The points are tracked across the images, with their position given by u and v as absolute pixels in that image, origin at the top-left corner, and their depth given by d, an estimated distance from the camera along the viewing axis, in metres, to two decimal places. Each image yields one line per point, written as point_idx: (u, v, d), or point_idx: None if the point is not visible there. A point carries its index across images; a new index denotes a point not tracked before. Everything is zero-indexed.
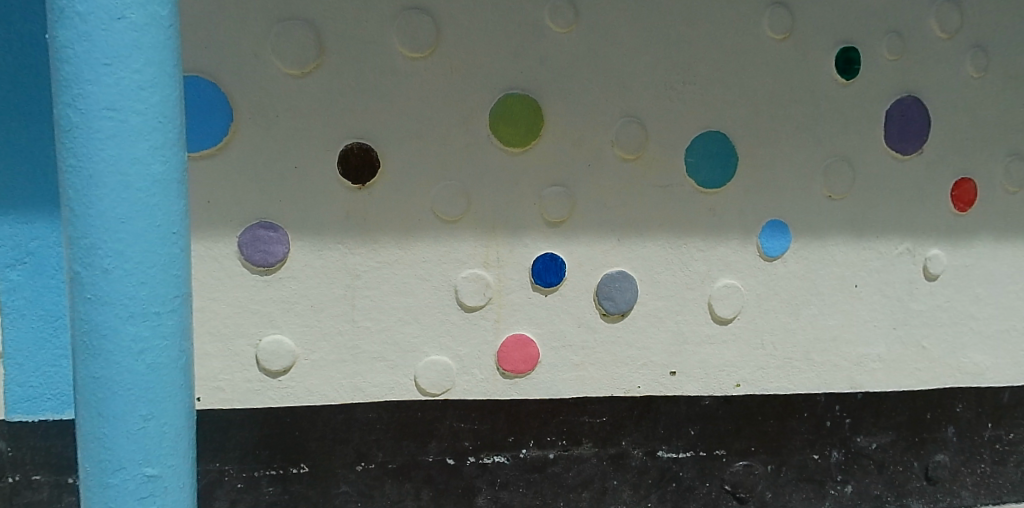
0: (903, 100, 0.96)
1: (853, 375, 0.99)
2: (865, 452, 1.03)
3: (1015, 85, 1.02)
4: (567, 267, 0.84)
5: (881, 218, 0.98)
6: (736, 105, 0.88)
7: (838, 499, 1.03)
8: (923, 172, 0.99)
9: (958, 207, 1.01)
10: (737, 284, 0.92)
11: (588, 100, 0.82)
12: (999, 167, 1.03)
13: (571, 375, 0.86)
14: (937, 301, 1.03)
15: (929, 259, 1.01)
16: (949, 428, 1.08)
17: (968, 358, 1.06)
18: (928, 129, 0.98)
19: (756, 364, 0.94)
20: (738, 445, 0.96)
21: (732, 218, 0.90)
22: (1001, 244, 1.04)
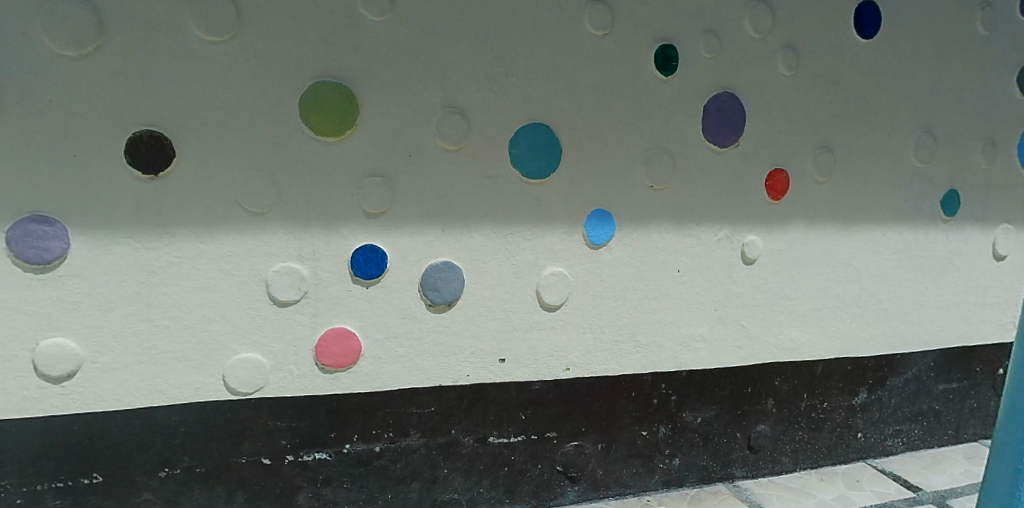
0: (720, 96, 1.02)
1: (677, 355, 1.05)
2: (690, 426, 1.09)
3: (822, 83, 1.10)
4: (389, 258, 0.84)
5: (700, 206, 1.03)
6: (556, 97, 0.91)
7: (666, 471, 1.08)
8: (739, 162, 1.05)
9: (772, 196, 1.08)
10: (564, 272, 0.95)
11: (405, 88, 0.82)
12: (808, 158, 1.11)
13: (396, 367, 0.86)
14: (756, 284, 1.09)
15: (746, 245, 1.07)
16: (768, 400, 1.14)
17: (785, 335, 1.13)
18: (744, 123, 1.05)
19: (585, 348, 0.98)
20: (568, 427, 0.99)
21: (557, 207, 0.93)
22: (812, 229, 1.12)
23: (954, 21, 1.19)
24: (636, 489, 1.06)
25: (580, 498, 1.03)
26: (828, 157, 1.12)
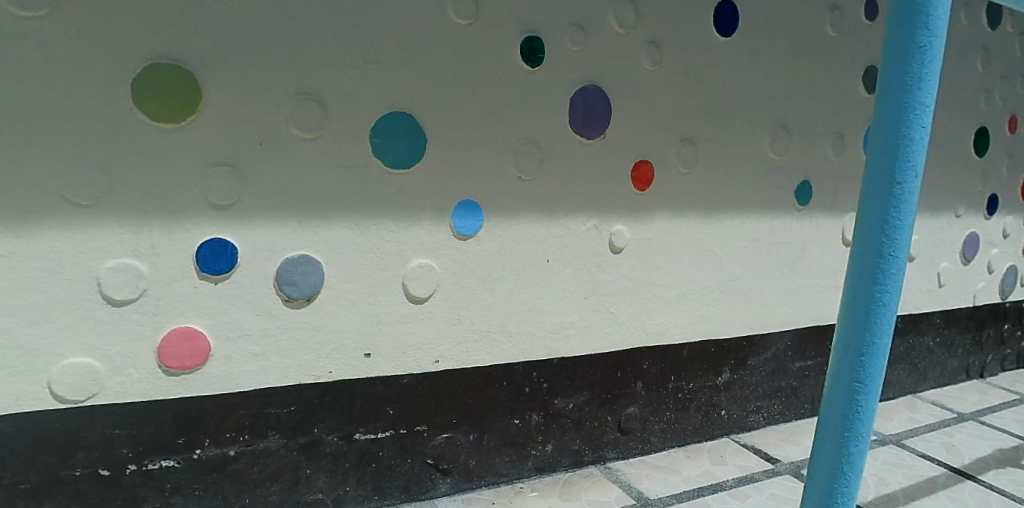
0: (586, 88, 1.04)
1: (549, 343, 1.06)
2: (562, 412, 1.10)
3: (685, 78, 1.14)
4: (240, 253, 0.80)
5: (567, 196, 1.05)
6: (420, 86, 0.90)
7: (540, 458, 1.09)
8: (605, 154, 1.07)
9: (637, 187, 1.12)
10: (431, 264, 0.93)
11: (254, 74, 0.78)
12: (672, 150, 1.15)
13: (250, 366, 0.83)
14: (623, 271, 1.12)
15: (613, 234, 1.10)
16: (637, 383, 1.17)
17: (652, 320, 1.17)
18: (610, 116, 1.07)
19: (455, 339, 0.98)
20: (439, 419, 0.98)
21: (423, 198, 0.92)
22: (676, 218, 1.17)
23: (805, 22, 1.26)
24: (510, 478, 1.06)
25: (453, 490, 1.02)
26: (690, 150, 1.17)
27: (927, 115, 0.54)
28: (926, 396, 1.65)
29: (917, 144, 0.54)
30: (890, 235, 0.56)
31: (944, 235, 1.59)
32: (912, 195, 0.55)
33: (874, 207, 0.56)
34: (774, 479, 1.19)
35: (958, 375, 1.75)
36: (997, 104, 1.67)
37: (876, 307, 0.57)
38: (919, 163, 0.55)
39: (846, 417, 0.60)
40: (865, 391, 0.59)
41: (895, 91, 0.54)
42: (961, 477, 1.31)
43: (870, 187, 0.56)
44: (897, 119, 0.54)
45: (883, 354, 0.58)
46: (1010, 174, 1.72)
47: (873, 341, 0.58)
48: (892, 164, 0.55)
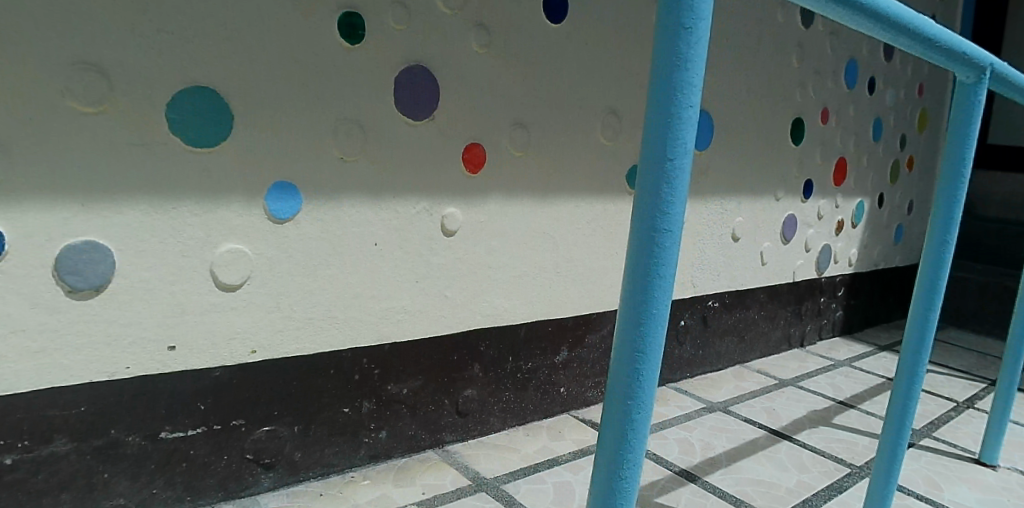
0: (411, 68, 1.02)
1: (378, 328, 1.05)
2: (396, 397, 1.09)
3: (516, 62, 1.15)
4: (9, 239, 0.74)
5: (395, 178, 1.03)
6: (223, 60, 0.85)
7: (373, 446, 1.07)
8: (434, 136, 1.07)
9: (469, 169, 1.12)
10: (243, 249, 0.90)
11: (19, 40, 0.72)
12: (504, 133, 1.16)
13: (29, 365, 0.77)
14: (456, 254, 1.12)
15: (445, 217, 1.10)
16: (474, 365, 1.18)
17: (487, 302, 1.18)
18: (438, 97, 1.06)
19: (274, 327, 0.95)
20: (258, 412, 0.95)
21: (231, 179, 0.88)
22: (510, 201, 1.18)
23: (632, 12, 1.31)
24: (341, 468, 1.04)
25: (278, 485, 0.98)
26: (522, 133, 1.18)
27: (694, 93, 0.55)
28: (753, 365, 1.79)
29: (687, 122, 0.55)
30: (664, 209, 0.56)
31: (765, 216, 1.73)
32: (684, 170, 0.55)
33: (650, 180, 0.55)
34: None
35: (782, 345, 1.91)
36: (811, 97, 1.82)
37: (652, 282, 0.57)
38: (690, 139, 0.55)
39: (626, 403, 0.58)
40: (645, 369, 0.58)
41: (666, 67, 0.54)
42: (778, 437, 1.43)
43: (646, 161, 0.56)
44: (670, 95, 0.54)
45: (662, 330, 0.58)
46: (823, 161, 1.89)
47: (652, 315, 0.57)
48: (665, 138, 0.55)
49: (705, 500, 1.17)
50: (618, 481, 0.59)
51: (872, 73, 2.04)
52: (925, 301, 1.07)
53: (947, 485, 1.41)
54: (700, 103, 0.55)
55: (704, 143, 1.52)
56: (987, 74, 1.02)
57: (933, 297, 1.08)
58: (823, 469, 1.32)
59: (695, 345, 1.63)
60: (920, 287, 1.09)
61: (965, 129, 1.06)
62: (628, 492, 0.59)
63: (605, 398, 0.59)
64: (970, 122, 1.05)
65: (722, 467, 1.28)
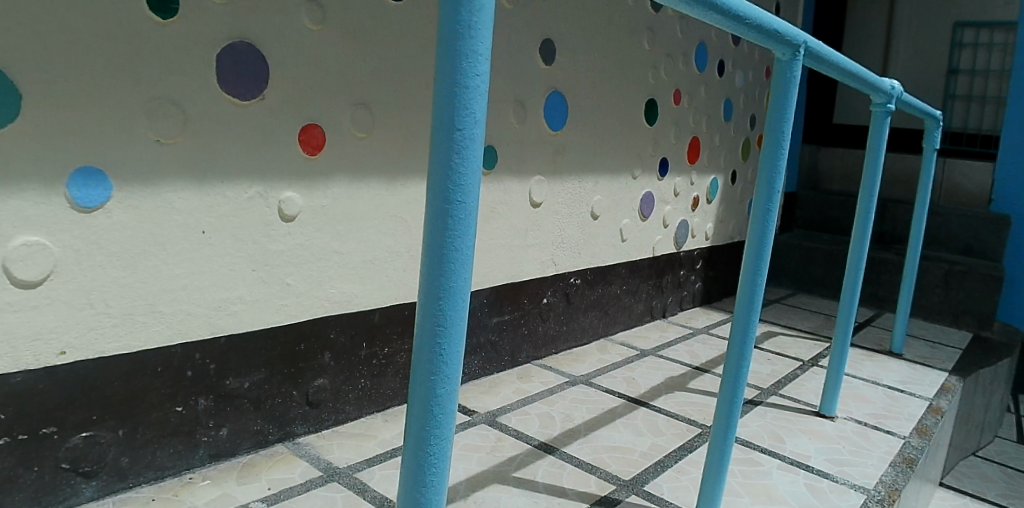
0: (236, 46, 0.97)
1: (212, 321, 1.00)
2: (237, 392, 1.05)
3: (355, 40, 1.11)
4: None
5: (223, 162, 0.98)
6: (5, 32, 0.77)
7: (213, 444, 1.04)
8: (265, 117, 1.02)
9: (307, 151, 1.07)
10: (42, 242, 0.82)
11: None
12: (345, 114, 1.12)
13: None
14: (297, 240, 1.09)
15: (283, 201, 1.06)
16: (324, 354, 1.16)
17: (335, 289, 1.16)
18: (268, 76, 1.01)
19: (86, 326, 0.88)
20: (74, 417, 0.89)
21: (24, 164, 0.80)
22: (355, 184, 1.15)
23: None
24: (177, 470, 1.00)
25: (102, 493, 0.93)
26: (365, 114, 1.15)
27: (480, 63, 0.54)
28: (616, 338, 1.86)
29: (474, 92, 0.54)
30: (457, 181, 0.55)
31: (622, 195, 1.79)
32: (476, 141, 0.55)
33: (441, 152, 0.55)
34: (468, 430, 1.29)
35: (644, 317, 2.00)
36: (663, 79, 1.88)
37: (449, 256, 0.56)
38: (480, 109, 0.55)
39: (430, 379, 0.58)
40: (448, 344, 0.58)
41: (452, 34, 0.53)
42: (636, 404, 1.49)
43: (437, 133, 0.55)
44: (456, 63, 0.53)
45: (463, 304, 0.58)
46: (677, 141, 1.97)
47: (452, 290, 0.57)
48: (453, 108, 0.54)
49: (562, 470, 1.20)
50: (426, 458, 0.59)
51: (720, 57, 2.15)
52: (749, 282, 1.10)
53: (790, 438, 1.52)
54: (488, 73, 0.55)
55: (558, 124, 1.54)
56: (801, 51, 1.06)
57: (757, 278, 1.11)
58: (677, 431, 1.39)
59: (559, 321, 1.68)
60: (747, 266, 1.11)
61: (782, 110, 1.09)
62: (438, 468, 0.60)
63: (410, 376, 0.59)
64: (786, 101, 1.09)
65: (580, 437, 1.32)
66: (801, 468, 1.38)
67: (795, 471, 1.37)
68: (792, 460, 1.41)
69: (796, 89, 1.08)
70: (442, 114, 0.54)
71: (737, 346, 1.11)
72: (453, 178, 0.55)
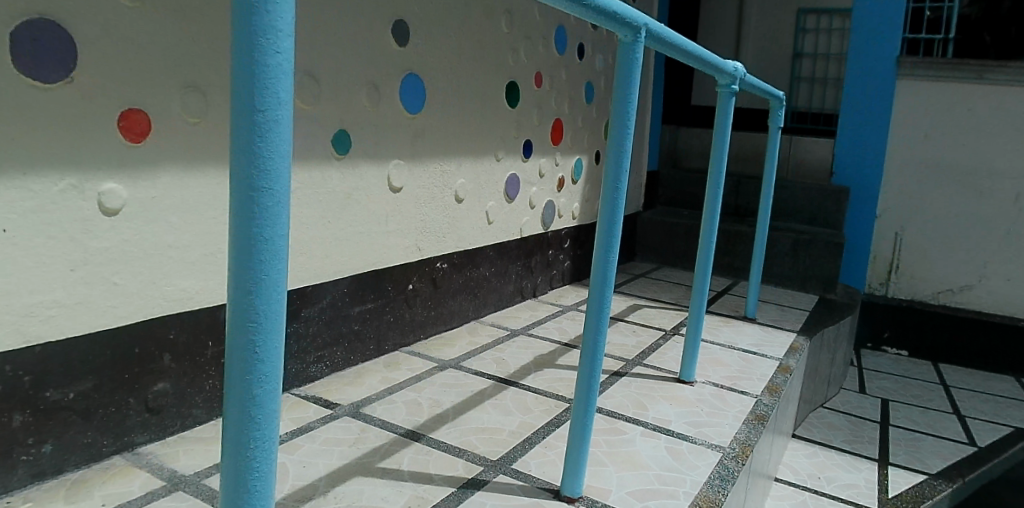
0: (35, 24, 0.86)
1: (23, 328, 0.91)
2: (60, 404, 0.96)
3: (180, 19, 1.03)
4: None
5: (26, 151, 0.88)
6: None
7: (36, 462, 0.94)
8: (77, 102, 0.93)
9: (129, 139, 0.99)
10: None
11: None
12: (173, 99, 1.04)
13: None
14: (122, 235, 1.00)
15: (102, 194, 0.97)
16: (164, 356, 1.09)
17: (172, 286, 1.09)
18: (76, 57, 0.92)
19: None
20: None
21: None
22: (189, 174, 1.08)
23: None
24: None
25: None
26: (198, 98, 1.08)
27: (281, 40, 0.50)
28: (487, 319, 1.89)
29: (277, 71, 0.51)
30: (264, 168, 0.51)
31: (486, 177, 1.80)
32: (282, 123, 0.52)
33: (242, 136, 0.51)
34: (329, 423, 1.25)
35: (514, 298, 2.04)
36: (523, 62, 1.89)
37: (260, 248, 0.53)
38: (284, 89, 0.51)
39: (247, 378, 0.55)
40: (264, 340, 0.55)
41: (246, 5, 0.49)
42: (504, 384, 1.50)
43: (237, 115, 0.51)
44: (252, 38, 0.49)
45: (280, 297, 0.55)
46: (539, 122, 2.01)
47: (266, 282, 0.54)
48: (254, 89, 0.50)
49: (429, 456, 1.19)
50: (249, 462, 0.56)
51: (580, 40, 2.20)
52: (602, 262, 1.08)
53: (652, 405, 1.59)
54: (292, 51, 0.51)
55: (415, 106, 1.51)
56: (643, 33, 1.02)
57: (609, 257, 1.08)
58: (545, 408, 1.42)
59: (426, 307, 1.67)
60: (599, 248, 1.08)
61: (627, 90, 1.05)
62: (262, 471, 0.57)
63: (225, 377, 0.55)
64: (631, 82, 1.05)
65: (447, 422, 1.31)
66: (662, 433, 1.45)
67: (656, 436, 1.43)
68: (654, 426, 1.48)
69: (639, 71, 1.04)
70: (242, 94, 0.50)
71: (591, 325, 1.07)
72: (258, 164, 0.51)
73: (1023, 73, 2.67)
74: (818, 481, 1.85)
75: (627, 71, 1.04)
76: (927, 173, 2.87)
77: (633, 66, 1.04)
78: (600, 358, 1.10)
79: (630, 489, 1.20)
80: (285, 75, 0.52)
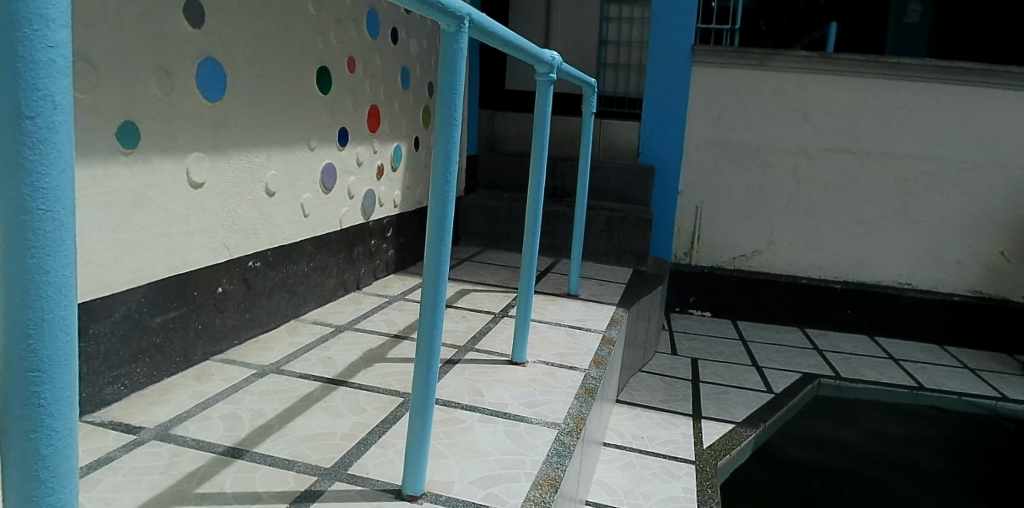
0: None
1: None
2: None
3: None
4: None
5: None
6: None
7: None
8: None
9: None
10: None
11: None
12: None
13: None
14: None
15: None
16: None
17: None
18: None
19: None
20: None
21: None
22: None
23: None
24: None
25: None
26: None
27: (53, 32, 0.42)
28: (308, 317, 1.79)
29: (48, 69, 0.43)
30: (36, 186, 0.43)
31: (299, 168, 1.69)
32: (59, 132, 0.44)
33: (5, 148, 0.42)
34: (134, 451, 1.11)
35: (336, 292, 1.96)
36: (334, 46, 1.79)
37: (37, 280, 0.44)
38: (60, 90, 0.43)
39: (32, 435, 0.47)
40: (50, 389, 0.46)
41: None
42: (333, 384, 1.43)
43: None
44: (14, 29, 0.41)
45: (65, 337, 0.47)
46: (354, 110, 1.92)
47: (48, 319, 0.45)
48: (17, 89, 0.42)
49: (255, 473, 1.09)
50: None
51: (393, 24, 2.13)
52: (436, 255, 1.00)
53: (487, 390, 1.60)
54: (68, 45, 0.43)
55: (215, 94, 1.38)
56: (466, 23, 0.97)
57: (443, 250, 1.01)
58: (379, 405, 1.36)
59: (239, 310, 1.54)
60: (431, 242, 1.00)
61: (452, 80, 0.97)
62: None
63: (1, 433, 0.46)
64: (457, 74, 0.97)
65: (273, 432, 1.22)
66: (499, 417, 1.46)
67: (494, 421, 1.44)
68: (491, 411, 1.49)
69: (464, 62, 0.98)
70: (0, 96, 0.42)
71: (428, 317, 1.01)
72: (27, 180, 0.43)
73: (794, 61, 3.03)
74: (642, 441, 1.99)
75: (452, 61, 0.97)
76: (719, 151, 3.18)
77: (457, 55, 0.97)
78: (437, 354, 1.04)
79: (472, 477, 1.20)
80: (61, 72, 0.44)
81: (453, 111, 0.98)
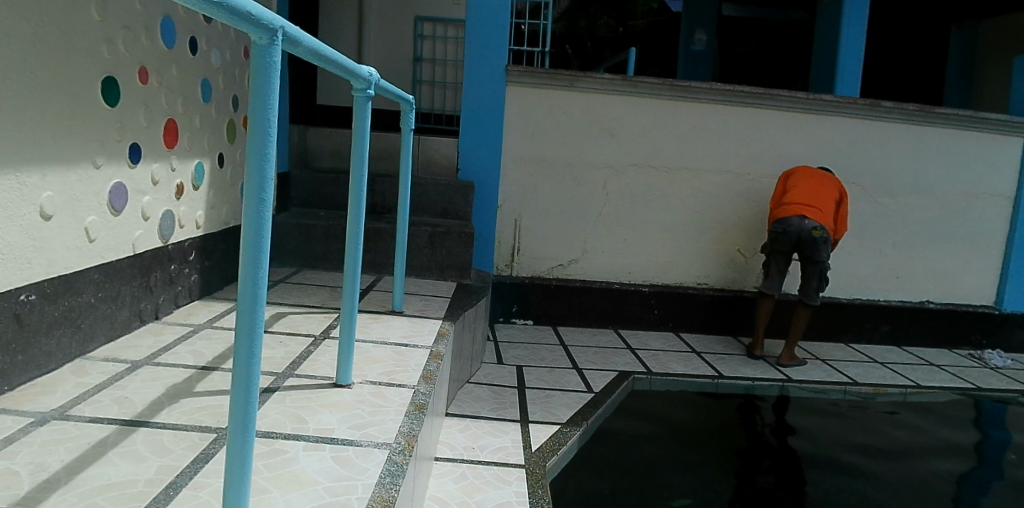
0: None
1: None
2: None
3: None
4: None
5: None
6: None
7: None
8: None
9: None
10: None
11: None
12: None
13: None
14: None
15: None
16: None
17: None
18: None
19: None
20: None
21: None
22: None
23: None
24: None
25: None
26: None
27: None
28: (96, 354, 1.59)
29: None
30: None
31: (81, 188, 1.50)
32: None
33: None
34: None
35: (131, 323, 1.77)
36: (123, 54, 1.62)
37: None
38: None
39: None
40: None
41: None
42: (132, 426, 1.28)
43: None
44: None
45: None
46: (147, 123, 1.75)
47: None
48: None
49: None
50: None
51: (191, 34, 1.98)
52: (251, 277, 0.94)
53: (311, 416, 1.52)
54: None
55: None
56: (279, 37, 0.93)
57: (259, 272, 0.95)
58: (188, 444, 1.24)
59: (9, 352, 1.33)
60: (245, 262, 0.93)
61: (266, 95, 0.92)
62: None
63: None
64: (270, 90, 0.93)
65: (59, 487, 1.06)
66: (326, 443, 1.40)
67: (320, 448, 1.38)
68: (316, 437, 1.42)
69: (280, 77, 0.93)
70: None
71: (245, 344, 0.94)
72: None
73: (598, 84, 3.27)
74: (473, 451, 2.01)
75: (264, 76, 0.92)
76: (533, 166, 3.33)
77: (271, 70, 0.93)
78: (256, 382, 0.97)
79: None
80: None
81: (267, 126, 0.93)
